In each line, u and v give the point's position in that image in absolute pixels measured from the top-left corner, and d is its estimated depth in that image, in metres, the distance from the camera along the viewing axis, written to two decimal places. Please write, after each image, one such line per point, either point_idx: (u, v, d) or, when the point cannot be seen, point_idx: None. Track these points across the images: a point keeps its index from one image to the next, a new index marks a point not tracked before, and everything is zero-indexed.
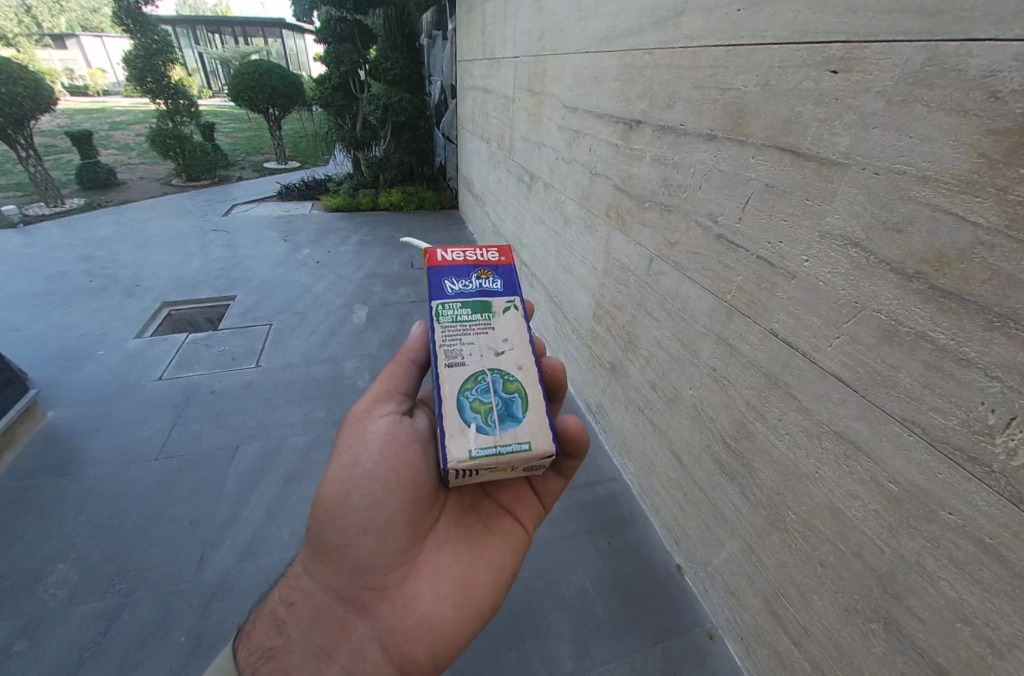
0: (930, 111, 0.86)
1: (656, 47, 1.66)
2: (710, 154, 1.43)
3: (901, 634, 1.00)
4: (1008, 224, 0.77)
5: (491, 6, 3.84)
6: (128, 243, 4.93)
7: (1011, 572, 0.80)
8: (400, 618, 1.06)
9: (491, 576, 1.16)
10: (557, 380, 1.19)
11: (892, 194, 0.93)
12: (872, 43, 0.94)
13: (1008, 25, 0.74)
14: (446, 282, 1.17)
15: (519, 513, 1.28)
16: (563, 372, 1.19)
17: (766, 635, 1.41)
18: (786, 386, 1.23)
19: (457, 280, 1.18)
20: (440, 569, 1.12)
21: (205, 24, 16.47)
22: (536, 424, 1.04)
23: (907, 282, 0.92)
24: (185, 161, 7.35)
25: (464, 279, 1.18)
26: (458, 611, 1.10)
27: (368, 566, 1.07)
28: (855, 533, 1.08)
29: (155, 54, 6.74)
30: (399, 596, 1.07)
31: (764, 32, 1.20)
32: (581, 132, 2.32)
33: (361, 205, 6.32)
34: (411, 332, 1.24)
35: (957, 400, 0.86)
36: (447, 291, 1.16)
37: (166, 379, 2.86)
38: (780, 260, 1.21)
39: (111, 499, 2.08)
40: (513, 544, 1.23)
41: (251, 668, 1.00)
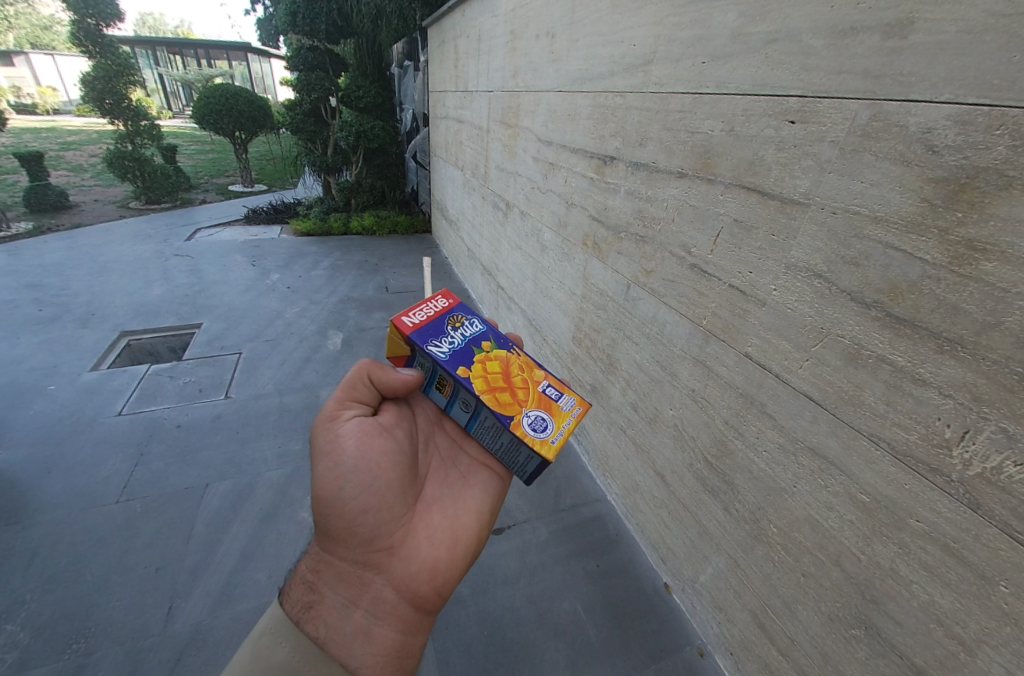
0: (878, 160, 0.97)
1: (627, 91, 1.79)
2: (681, 190, 1.54)
3: (881, 638, 1.07)
4: (951, 260, 0.87)
5: (464, 41, 3.98)
6: (82, 269, 4.69)
7: (974, 573, 0.88)
8: (409, 562, 1.07)
9: (481, 513, 1.21)
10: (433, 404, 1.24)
11: (849, 232, 1.04)
12: (825, 99, 1.06)
13: (939, 90, 0.86)
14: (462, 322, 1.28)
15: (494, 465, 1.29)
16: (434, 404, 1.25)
17: (754, 648, 1.46)
18: (761, 405, 1.31)
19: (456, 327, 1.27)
20: (434, 516, 1.16)
21: (166, 46, 16.17)
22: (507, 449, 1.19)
23: (866, 310, 1.02)
24: (145, 184, 7.13)
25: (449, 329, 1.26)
26: (457, 548, 1.13)
27: (373, 521, 1.07)
28: (832, 543, 1.15)
29: (115, 75, 6.57)
30: (404, 543, 1.09)
31: (727, 83, 1.32)
32: (557, 164, 2.43)
33: (332, 229, 6.27)
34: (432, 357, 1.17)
35: (917, 416, 0.94)
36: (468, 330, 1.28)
37: (126, 414, 2.71)
38: (750, 289, 1.31)
39: (66, 548, 1.94)
40: (493, 491, 1.26)
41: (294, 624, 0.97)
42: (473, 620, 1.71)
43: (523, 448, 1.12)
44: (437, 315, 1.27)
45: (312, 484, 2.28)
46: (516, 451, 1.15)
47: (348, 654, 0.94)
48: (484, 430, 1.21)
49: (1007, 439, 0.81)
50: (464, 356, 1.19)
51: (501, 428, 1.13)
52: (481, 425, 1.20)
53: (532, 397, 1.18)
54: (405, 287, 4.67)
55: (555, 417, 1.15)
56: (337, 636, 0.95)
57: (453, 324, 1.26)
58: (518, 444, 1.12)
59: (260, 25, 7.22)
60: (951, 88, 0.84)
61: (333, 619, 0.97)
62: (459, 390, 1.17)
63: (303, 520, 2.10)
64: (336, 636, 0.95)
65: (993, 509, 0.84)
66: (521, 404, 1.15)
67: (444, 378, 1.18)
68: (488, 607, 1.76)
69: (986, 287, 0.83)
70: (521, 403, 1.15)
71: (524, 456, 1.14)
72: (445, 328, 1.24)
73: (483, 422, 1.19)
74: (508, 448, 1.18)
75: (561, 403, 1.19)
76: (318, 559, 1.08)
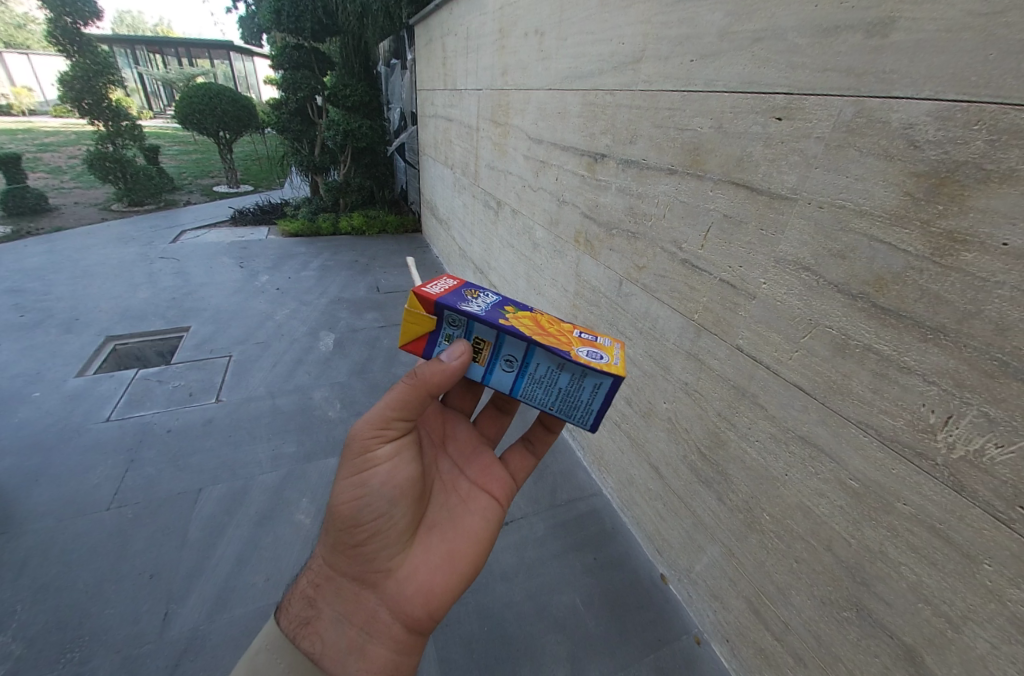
0: (862, 155, 1.00)
1: (616, 89, 1.81)
2: (671, 187, 1.56)
3: (872, 618, 1.10)
4: (933, 251, 0.90)
5: (451, 40, 3.97)
6: (64, 273, 4.60)
7: (959, 552, 0.91)
8: (404, 582, 1.03)
9: (481, 536, 1.16)
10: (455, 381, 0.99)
11: (835, 226, 1.07)
12: (811, 96, 1.09)
13: (920, 87, 0.88)
14: (469, 296, 1.04)
15: (493, 487, 1.24)
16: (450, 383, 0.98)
17: (749, 634, 1.49)
18: (753, 396, 1.34)
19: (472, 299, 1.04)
20: (435, 536, 1.11)
21: (144, 45, 15.86)
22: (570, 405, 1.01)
23: (853, 301, 1.05)
24: (127, 185, 7.01)
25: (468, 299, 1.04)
26: (456, 571, 1.09)
27: (378, 538, 1.03)
28: (824, 529, 1.18)
29: (95, 74, 6.43)
30: (402, 561, 1.05)
31: (715, 81, 1.34)
32: (547, 162, 2.44)
33: (320, 230, 6.22)
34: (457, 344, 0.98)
35: (903, 403, 0.98)
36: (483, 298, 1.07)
37: (114, 420, 2.67)
38: (740, 283, 1.34)
39: (57, 557, 1.90)
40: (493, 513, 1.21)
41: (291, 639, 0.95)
42: (473, 616, 1.73)
43: (592, 380, 0.97)
44: (453, 285, 1.07)
45: (307, 486, 2.27)
46: (578, 391, 0.99)
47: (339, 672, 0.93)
48: (536, 387, 1.01)
49: (988, 423, 0.85)
50: (493, 309, 1.02)
51: (563, 367, 0.97)
52: (532, 381, 1.00)
53: (575, 337, 1.05)
54: (396, 287, 4.65)
55: (604, 350, 1.03)
56: (331, 652, 0.94)
57: (470, 290, 1.07)
58: (584, 378, 0.96)
59: (242, 23, 7.12)
60: (931, 85, 0.87)
61: (328, 636, 0.96)
62: (503, 344, 0.98)
63: (299, 522, 2.09)
64: (330, 653, 0.94)
65: (976, 490, 0.87)
66: (572, 344, 1.01)
67: (483, 336, 0.98)
68: (487, 603, 1.77)
69: (966, 277, 0.86)
70: (571, 343, 1.01)
71: (589, 393, 0.98)
72: (463, 295, 1.05)
73: (535, 373, 0.99)
74: (567, 395, 1.00)
75: (599, 340, 1.07)
76: (318, 569, 1.05)
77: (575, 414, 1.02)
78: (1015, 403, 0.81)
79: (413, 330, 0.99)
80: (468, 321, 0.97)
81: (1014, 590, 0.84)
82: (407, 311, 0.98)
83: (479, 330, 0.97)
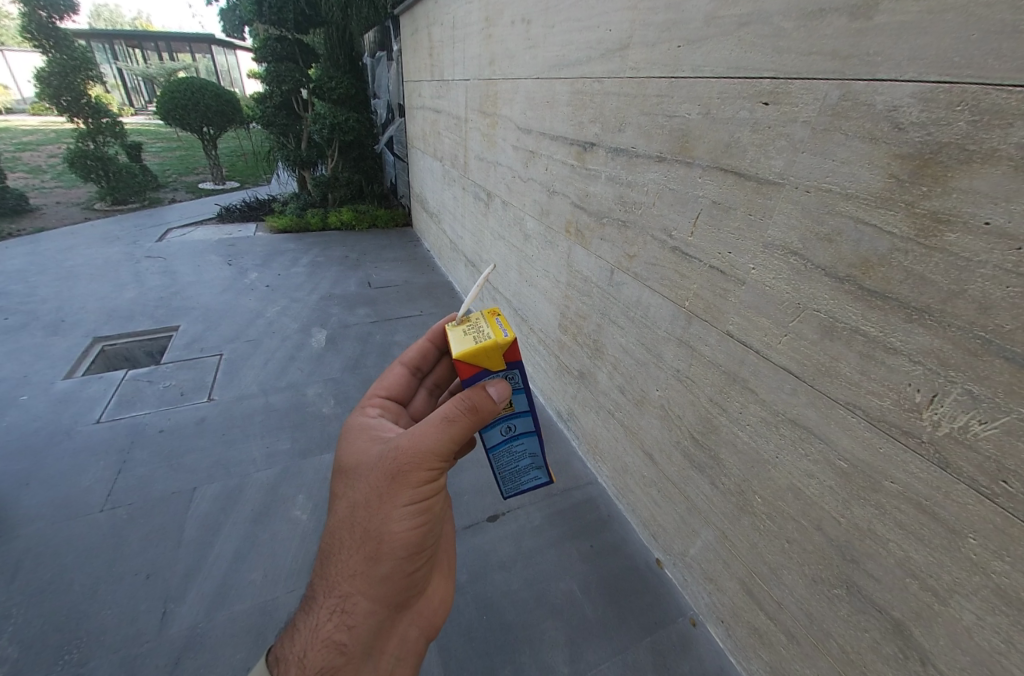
0: (848, 138, 1.00)
1: (604, 77, 1.80)
2: (661, 174, 1.56)
3: (862, 594, 1.13)
4: (918, 233, 0.91)
5: (437, 30, 3.92)
6: (47, 274, 4.51)
7: (945, 527, 0.94)
8: (423, 600, 1.13)
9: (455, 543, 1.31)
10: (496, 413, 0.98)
11: (822, 209, 1.08)
12: (796, 80, 1.09)
13: (904, 69, 0.89)
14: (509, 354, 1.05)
15: (447, 496, 1.37)
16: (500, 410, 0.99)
17: (744, 615, 1.52)
18: (743, 381, 1.36)
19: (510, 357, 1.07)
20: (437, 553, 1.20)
21: (124, 39, 15.48)
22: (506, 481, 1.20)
23: (840, 284, 1.06)
24: (110, 184, 6.87)
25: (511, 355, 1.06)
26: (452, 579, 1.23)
27: (415, 567, 1.06)
28: (814, 509, 1.20)
29: (72, 70, 6.27)
30: (426, 583, 1.13)
31: (702, 66, 1.34)
32: (537, 152, 2.43)
33: (309, 225, 6.15)
34: (494, 390, 0.97)
35: (890, 384, 0.99)
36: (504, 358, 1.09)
37: (105, 422, 2.64)
38: (730, 268, 1.34)
39: (51, 560, 1.89)
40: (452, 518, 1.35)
41: None
42: (472, 606, 1.74)
43: (537, 472, 1.20)
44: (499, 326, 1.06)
45: (303, 483, 2.27)
46: (524, 476, 1.21)
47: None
48: (503, 455, 1.13)
49: (972, 400, 0.86)
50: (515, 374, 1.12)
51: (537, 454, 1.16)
52: (507, 450, 1.12)
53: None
54: (387, 282, 4.62)
55: None
56: None
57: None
58: (534, 471, 1.19)
59: (223, 14, 6.97)
60: (915, 67, 0.87)
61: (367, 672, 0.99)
62: (522, 417, 1.08)
63: (296, 519, 2.09)
64: None
65: (962, 466, 0.89)
66: (534, 432, 1.22)
67: (517, 402, 1.04)
68: (486, 593, 1.79)
69: (949, 257, 0.87)
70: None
71: (528, 480, 1.21)
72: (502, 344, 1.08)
73: (515, 447, 1.14)
74: (516, 473, 1.19)
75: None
76: (344, 611, 0.98)
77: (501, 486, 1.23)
78: (999, 380, 0.83)
79: (476, 367, 0.94)
80: (521, 388, 1.02)
81: (999, 562, 0.87)
82: (477, 348, 0.92)
83: (517, 397, 1.04)
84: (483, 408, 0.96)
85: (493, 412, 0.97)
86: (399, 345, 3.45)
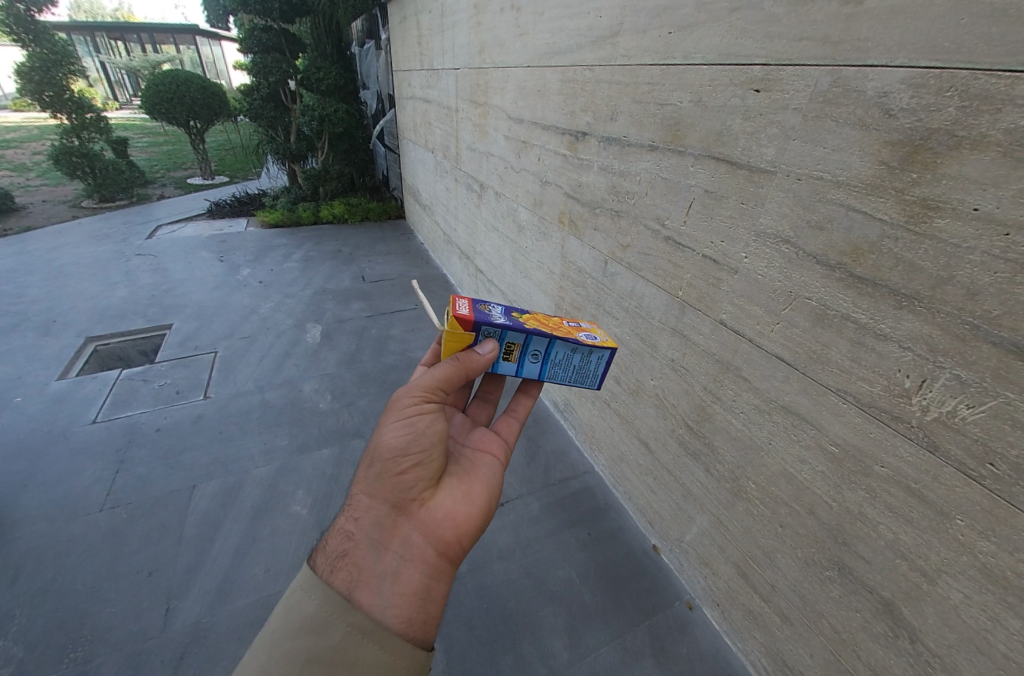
0: (839, 125, 1.00)
1: (595, 64, 1.78)
2: (653, 164, 1.55)
3: (853, 576, 1.15)
4: (908, 219, 0.91)
5: (426, 18, 3.86)
6: (36, 275, 4.45)
7: (933, 509, 0.95)
8: (434, 510, 1.00)
9: (490, 485, 1.15)
10: (484, 359, 1.07)
11: (813, 197, 1.08)
12: (786, 67, 1.08)
13: (894, 54, 0.89)
14: (492, 312, 1.11)
15: (491, 446, 1.26)
16: (488, 357, 1.07)
17: (738, 597, 1.55)
18: (737, 369, 1.37)
19: (496, 313, 1.12)
20: (451, 476, 1.10)
21: (104, 30, 15.09)
22: (580, 377, 1.17)
23: (831, 272, 1.07)
24: (97, 180, 6.76)
25: (494, 312, 1.12)
26: (476, 506, 1.08)
27: (411, 470, 1.01)
28: (806, 493, 1.22)
29: (54, 64, 6.13)
30: (431, 493, 1.02)
31: (693, 53, 1.33)
32: (529, 142, 2.41)
33: (301, 219, 6.09)
34: (480, 347, 1.07)
35: (880, 370, 1.00)
36: (496, 310, 1.15)
37: (101, 422, 2.63)
38: (723, 257, 1.34)
39: (53, 561, 1.89)
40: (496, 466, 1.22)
41: (329, 570, 0.88)
42: (473, 595, 1.76)
43: (597, 353, 1.14)
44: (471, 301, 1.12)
45: (302, 478, 2.28)
46: (588, 362, 1.15)
47: (378, 596, 0.86)
48: (556, 369, 1.15)
49: (960, 385, 0.88)
50: (518, 316, 1.14)
51: (577, 348, 1.12)
52: (554, 364, 1.14)
53: (568, 325, 1.22)
54: (381, 276, 4.60)
55: (596, 332, 1.22)
56: (368, 577, 0.88)
57: (483, 304, 1.15)
58: (593, 352, 1.13)
59: (206, 4, 6.80)
60: (905, 52, 0.87)
61: (367, 562, 0.90)
62: (530, 342, 1.09)
63: (296, 514, 2.10)
64: (368, 579, 0.88)
65: (949, 449, 0.91)
66: (571, 331, 1.18)
67: (513, 339, 1.08)
68: (487, 582, 1.81)
69: (939, 244, 0.87)
70: (572, 330, 1.18)
71: (596, 363, 1.15)
72: (486, 308, 1.13)
73: (556, 357, 1.13)
74: (579, 367, 1.15)
75: (585, 327, 1.24)
76: (353, 510, 0.99)
77: (585, 381, 1.18)
78: (986, 365, 0.84)
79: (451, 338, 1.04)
80: (502, 330, 1.06)
81: (985, 543, 0.89)
82: (446, 330, 1.02)
83: (510, 336, 1.07)
84: (468, 361, 1.05)
85: (482, 362, 1.07)
86: (395, 339, 3.45)
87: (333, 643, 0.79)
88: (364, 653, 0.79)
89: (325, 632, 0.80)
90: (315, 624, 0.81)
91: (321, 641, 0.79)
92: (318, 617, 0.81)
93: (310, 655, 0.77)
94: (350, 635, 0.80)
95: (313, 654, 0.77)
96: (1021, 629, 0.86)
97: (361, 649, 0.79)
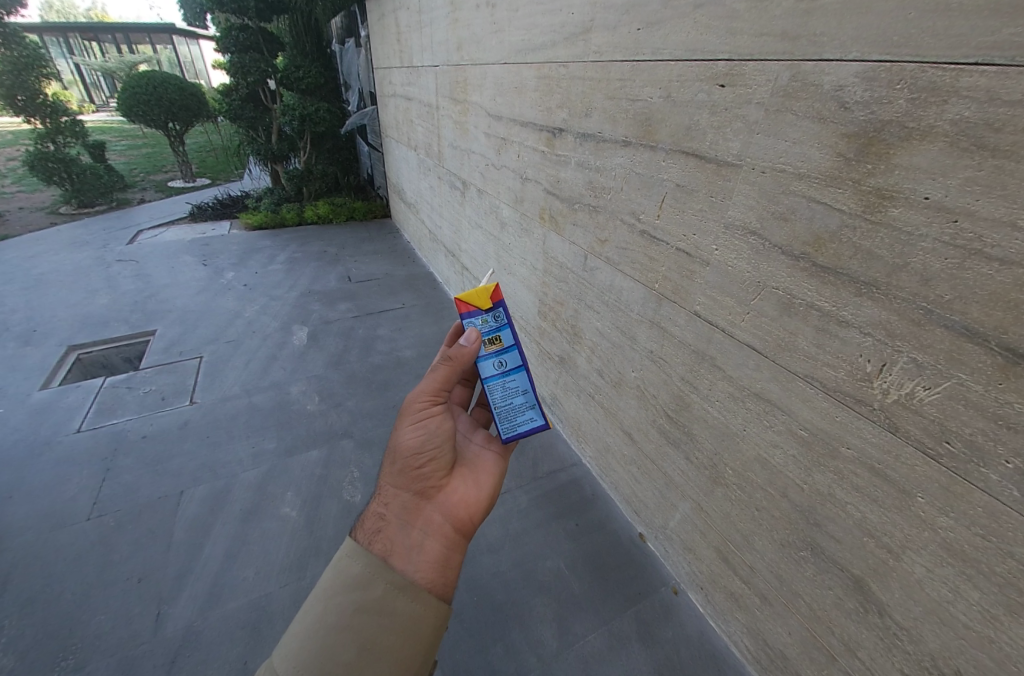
0: (799, 119, 1.03)
1: (569, 60, 1.79)
2: (627, 159, 1.57)
3: (825, 555, 1.19)
4: (864, 209, 0.94)
5: (404, 15, 3.81)
6: (15, 283, 4.37)
7: (896, 488, 0.99)
8: (450, 494, 1.06)
9: (496, 473, 1.21)
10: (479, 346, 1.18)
11: (778, 189, 1.10)
12: (749, 62, 1.11)
13: (848, 49, 0.91)
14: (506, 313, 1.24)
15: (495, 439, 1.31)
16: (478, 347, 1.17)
17: (720, 580, 1.60)
18: (711, 359, 1.40)
19: (506, 316, 1.24)
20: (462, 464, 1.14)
21: (78, 33, 14.76)
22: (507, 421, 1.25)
23: (795, 262, 1.10)
24: (75, 186, 6.63)
25: (506, 315, 1.25)
26: (485, 491, 1.13)
27: (424, 459, 1.06)
28: (780, 477, 1.26)
29: (25, 68, 5.98)
30: (446, 479, 1.08)
31: (662, 49, 1.34)
32: (508, 139, 2.42)
33: (286, 221, 6.04)
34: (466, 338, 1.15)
35: (843, 355, 1.04)
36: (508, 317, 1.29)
37: (85, 431, 2.60)
38: (695, 250, 1.37)
39: (40, 571, 1.88)
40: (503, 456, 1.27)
41: (366, 541, 0.90)
42: (463, 589, 1.79)
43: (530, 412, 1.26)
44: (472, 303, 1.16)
45: (291, 480, 2.28)
46: (521, 412, 1.25)
47: (409, 563, 0.89)
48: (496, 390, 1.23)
49: (916, 368, 0.91)
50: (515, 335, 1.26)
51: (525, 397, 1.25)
52: (501, 384, 1.23)
53: (513, 397, 1.24)
54: (367, 276, 4.58)
55: None
56: (401, 549, 0.91)
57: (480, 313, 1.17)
58: (527, 410, 1.25)
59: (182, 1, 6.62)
60: (858, 46, 0.90)
61: (397, 536, 0.93)
62: (510, 354, 1.22)
63: (285, 516, 2.11)
64: (400, 550, 0.90)
65: (909, 429, 0.95)
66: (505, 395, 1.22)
67: (502, 338, 1.20)
68: (476, 575, 1.84)
69: (894, 232, 0.91)
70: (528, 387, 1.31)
71: (522, 420, 1.25)
72: (505, 307, 1.25)
73: (507, 382, 1.23)
74: (510, 408, 1.24)
75: None
76: (380, 497, 1.02)
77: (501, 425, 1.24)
78: (940, 347, 0.88)
79: (476, 301, 1.15)
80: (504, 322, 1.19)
81: (944, 518, 0.93)
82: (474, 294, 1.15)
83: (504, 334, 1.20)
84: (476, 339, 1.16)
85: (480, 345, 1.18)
86: (382, 339, 3.45)
87: (376, 597, 0.82)
88: (401, 608, 0.83)
89: (368, 588, 0.83)
90: (359, 582, 0.84)
91: (366, 595, 0.82)
92: (362, 576, 0.84)
93: (356, 606, 0.81)
94: (391, 590, 0.83)
95: (359, 606, 0.81)
96: (980, 599, 0.90)
97: (398, 604, 0.83)
